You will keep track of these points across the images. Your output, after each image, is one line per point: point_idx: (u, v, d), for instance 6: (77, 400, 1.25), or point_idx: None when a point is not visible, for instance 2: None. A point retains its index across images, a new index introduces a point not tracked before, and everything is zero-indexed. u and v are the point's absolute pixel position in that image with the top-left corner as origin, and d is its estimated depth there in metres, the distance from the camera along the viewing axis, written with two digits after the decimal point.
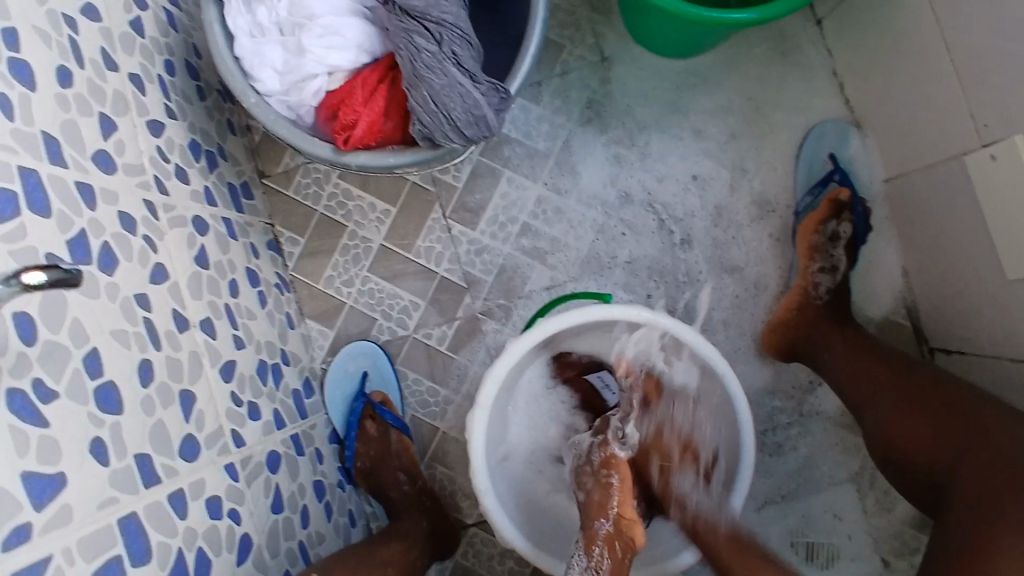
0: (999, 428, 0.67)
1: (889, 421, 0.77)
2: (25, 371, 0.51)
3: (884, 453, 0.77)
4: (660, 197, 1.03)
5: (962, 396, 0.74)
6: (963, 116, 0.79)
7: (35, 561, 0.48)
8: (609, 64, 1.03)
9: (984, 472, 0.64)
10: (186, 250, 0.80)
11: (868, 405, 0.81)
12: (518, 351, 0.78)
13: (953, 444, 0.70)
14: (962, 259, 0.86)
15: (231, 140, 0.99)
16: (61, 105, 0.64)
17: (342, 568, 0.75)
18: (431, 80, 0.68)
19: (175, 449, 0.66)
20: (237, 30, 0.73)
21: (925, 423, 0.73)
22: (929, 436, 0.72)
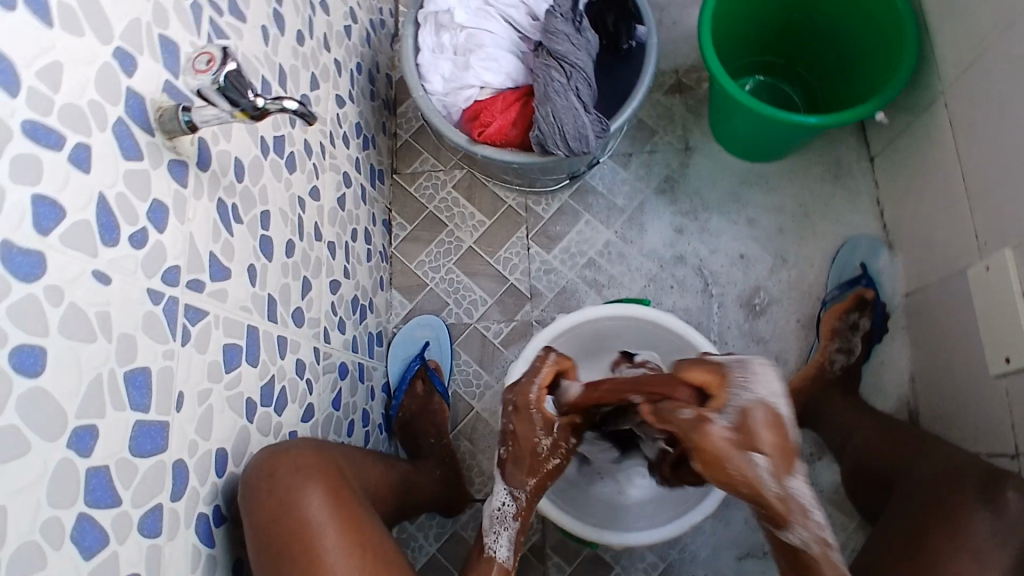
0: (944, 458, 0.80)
1: (867, 457, 0.90)
2: (230, 195, 0.73)
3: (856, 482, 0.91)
4: (709, 266, 1.21)
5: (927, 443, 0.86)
6: (968, 236, 0.96)
7: (201, 308, 0.66)
8: (691, 152, 1.26)
9: (923, 490, 0.77)
10: (333, 189, 1.04)
11: (852, 447, 0.94)
12: (560, 326, 0.97)
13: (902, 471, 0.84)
14: (956, 359, 0.99)
15: (381, 136, 1.26)
16: (294, 54, 0.91)
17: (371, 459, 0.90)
18: (554, 101, 0.91)
19: (290, 310, 0.85)
20: (424, 46, 1.01)
21: (895, 460, 0.87)
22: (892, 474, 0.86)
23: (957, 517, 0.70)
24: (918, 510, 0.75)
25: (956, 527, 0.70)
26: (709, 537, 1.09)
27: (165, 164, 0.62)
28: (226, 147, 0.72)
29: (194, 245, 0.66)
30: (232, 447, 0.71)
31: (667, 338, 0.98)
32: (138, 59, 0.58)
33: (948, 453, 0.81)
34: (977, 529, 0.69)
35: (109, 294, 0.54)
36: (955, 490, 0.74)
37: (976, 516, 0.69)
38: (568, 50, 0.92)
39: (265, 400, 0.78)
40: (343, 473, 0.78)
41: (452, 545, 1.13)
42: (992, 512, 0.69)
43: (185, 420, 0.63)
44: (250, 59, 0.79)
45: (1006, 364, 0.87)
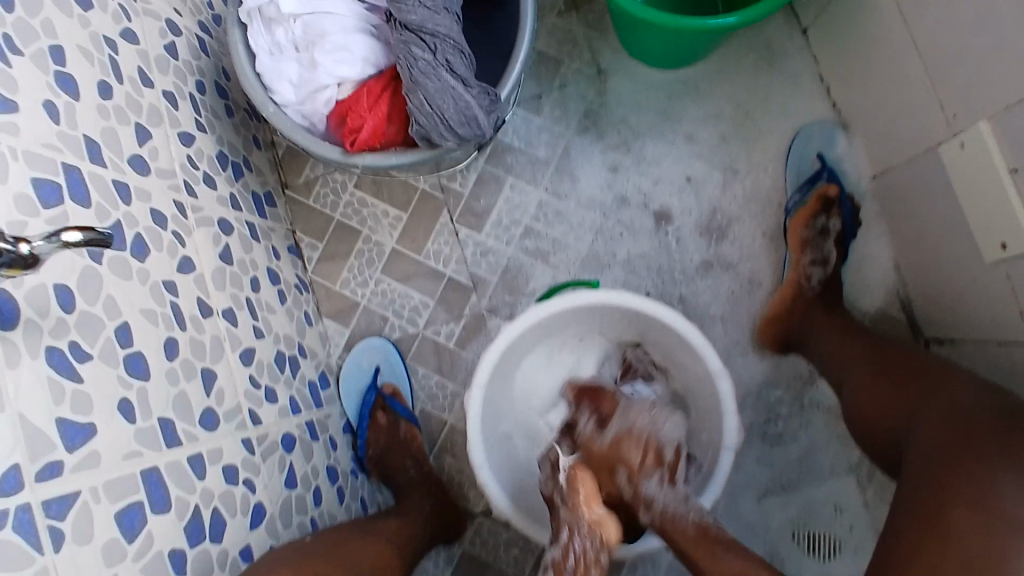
0: (952, 398, 0.69)
1: (864, 397, 0.78)
2: (63, 334, 0.59)
3: (853, 421, 0.79)
4: (656, 200, 1.08)
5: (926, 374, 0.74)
6: (932, 108, 0.83)
7: (66, 494, 0.54)
8: (605, 76, 1.10)
9: (934, 431, 0.66)
10: (212, 247, 0.88)
11: (848, 379, 0.83)
12: (513, 332, 0.83)
13: (909, 409, 0.72)
14: (947, 249, 0.89)
15: (257, 153, 1.09)
16: (101, 114, 0.75)
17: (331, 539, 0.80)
18: (425, 85, 0.75)
19: (195, 418, 0.73)
20: (258, 48, 0.83)
21: (893, 395, 0.75)
22: (893, 411, 0.74)
23: (980, 481, 0.59)
24: (929, 467, 0.63)
25: (980, 495, 0.58)
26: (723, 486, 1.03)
27: None
28: (34, 281, 0.57)
29: (27, 427, 0.53)
30: None
31: (632, 315, 0.86)
32: None
33: (954, 390, 0.70)
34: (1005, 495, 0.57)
35: None
36: (971, 440, 0.62)
37: (1000, 476, 0.58)
38: (423, 18, 0.75)
39: (194, 539, 0.66)
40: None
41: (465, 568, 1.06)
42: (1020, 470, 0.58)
43: None
44: (36, 153, 0.63)
45: (1004, 251, 0.77)
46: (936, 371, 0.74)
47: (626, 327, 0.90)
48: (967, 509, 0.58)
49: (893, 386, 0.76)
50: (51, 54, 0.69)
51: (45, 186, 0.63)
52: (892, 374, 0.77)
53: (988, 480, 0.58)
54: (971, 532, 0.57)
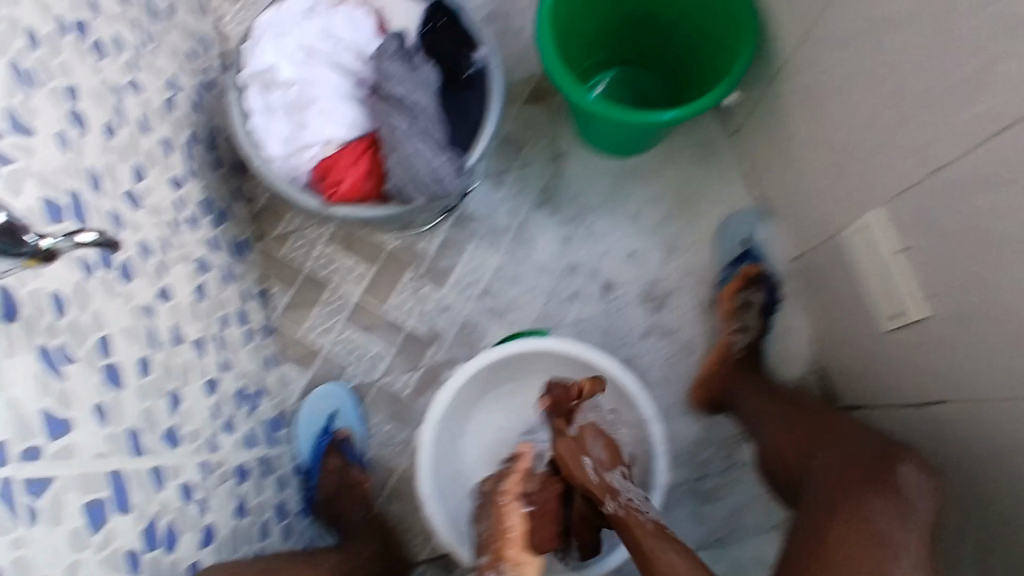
0: (845, 440, 0.79)
1: (773, 439, 0.89)
2: (54, 336, 0.65)
3: (766, 462, 0.89)
4: (603, 270, 1.19)
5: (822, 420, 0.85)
6: (839, 200, 0.98)
7: (42, 477, 0.59)
8: (562, 159, 1.24)
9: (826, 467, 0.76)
10: (188, 282, 0.94)
11: (761, 426, 0.93)
12: (465, 373, 0.91)
13: (807, 449, 0.82)
14: (852, 320, 1.02)
15: (237, 205, 1.17)
16: (105, 151, 0.82)
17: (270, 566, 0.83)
18: (402, 147, 0.87)
19: (160, 433, 0.77)
20: (252, 108, 0.92)
21: (800, 440, 0.85)
22: (795, 452, 0.84)
23: (859, 505, 0.67)
24: (820, 496, 0.72)
25: (859, 516, 0.67)
26: None
27: None
28: (34, 285, 0.64)
29: (18, 411, 0.58)
30: None
31: (575, 365, 0.95)
32: None
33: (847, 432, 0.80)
34: (880, 516, 0.66)
35: None
36: (855, 471, 0.72)
37: (876, 500, 0.67)
38: (407, 92, 0.89)
39: (150, 543, 0.70)
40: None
41: None
42: (893, 496, 0.67)
43: None
44: (48, 176, 0.71)
45: (896, 319, 0.91)
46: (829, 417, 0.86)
47: (570, 378, 0.98)
48: (848, 528, 0.66)
49: (795, 432, 0.86)
50: (68, 95, 0.78)
51: (52, 206, 0.71)
52: (795, 421, 0.88)
53: (865, 504, 0.67)
54: (850, 547, 0.65)
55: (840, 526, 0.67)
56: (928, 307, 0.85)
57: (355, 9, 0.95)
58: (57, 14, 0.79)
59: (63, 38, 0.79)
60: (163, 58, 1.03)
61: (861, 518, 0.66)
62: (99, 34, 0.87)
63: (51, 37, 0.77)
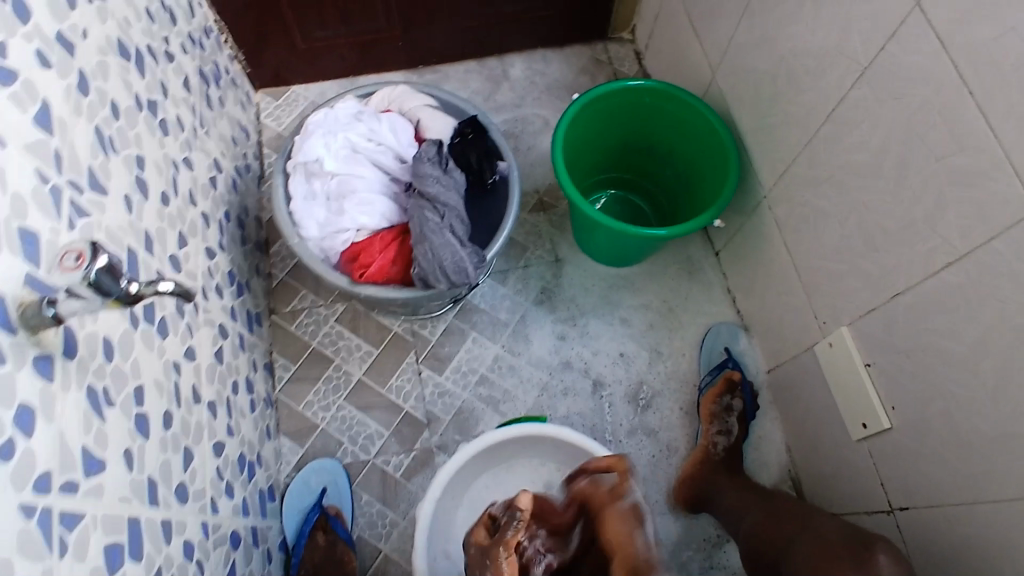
0: (827, 532, 0.85)
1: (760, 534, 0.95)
2: (101, 378, 0.69)
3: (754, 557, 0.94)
4: (594, 367, 1.27)
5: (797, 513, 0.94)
6: (808, 319, 1.09)
7: (76, 512, 0.60)
8: (561, 263, 1.35)
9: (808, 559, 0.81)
10: (209, 345, 0.99)
11: (745, 520, 1.00)
12: (465, 454, 0.95)
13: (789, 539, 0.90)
14: (824, 430, 1.10)
15: (256, 278, 1.23)
16: (159, 216, 0.89)
17: None
18: (431, 239, 0.95)
19: (172, 487, 0.79)
20: (296, 193, 1.02)
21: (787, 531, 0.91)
22: (779, 541, 0.91)
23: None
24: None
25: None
26: None
27: (30, 362, 0.58)
28: (92, 327, 0.68)
29: (64, 442, 0.61)
30: None
31: (571, 451, 1.00)
32: None
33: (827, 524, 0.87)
34: None
35: None
36: (836, 558, 0.78)
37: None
38: (438, 191, 0.98)
39: None
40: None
41: None
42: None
43: None
44: (113, 232, 0.77)
45: (865, 430, 0.99)
46: (803, 510, 0.94)
47: (564, 465, 1.02)
48: None
49: (777, 525, 0.94)
50: (137, 163, 0.85)
51: None
52: (776, 514, 0.96)
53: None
54: None
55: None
56: (889, 419, 0.94)
57: (397, 116, 1.08)
58: (137, 93, 0.88)
59: (139, 113, 0.88)
60: (212, 141, 1.13)
61: None
62: (166, 113, 0.96)
63: (130, 111, 0.86)
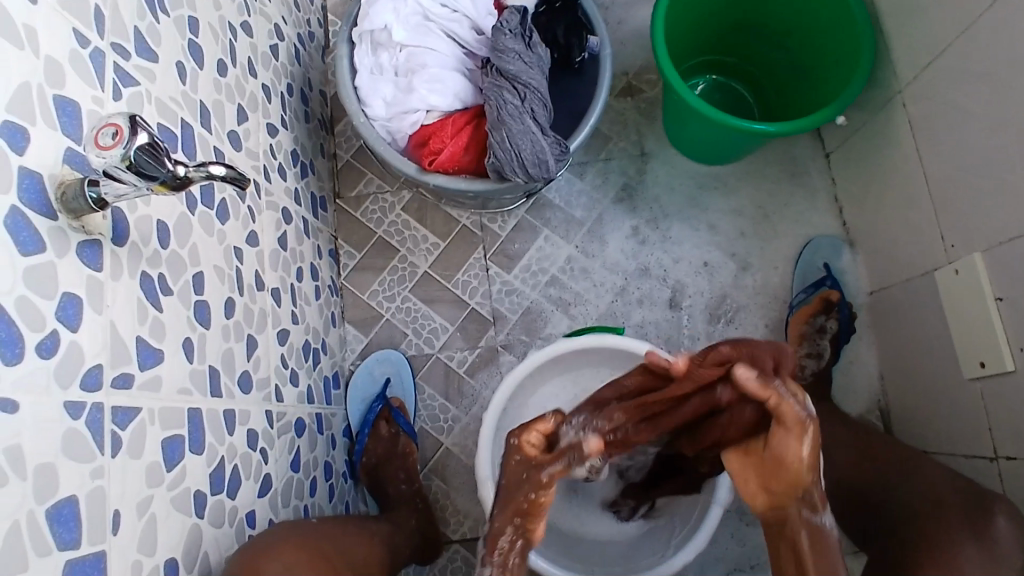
0: (926, 481, 0.77)
1: (835, 471, 0.87)
2: (156, 265, 0.65)
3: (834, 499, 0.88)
4: (674, 275, 1.18)
5: (898, 454, 0.83)
6: (933, 238, 0.95)
7: (131, 407, 0.59)
8: (647, 158, 1.22)
9: (913, 521, 0.72)
10: (272, 230, 0.94)
11: (827, 454, 0.91)
12: (537, 360, 0.91)
13: (887, 485, 0.80)
14: (928, 361, 0.99)
15: (320, 160, 1.17)
16: (216, 87, 0.82)
17: (329, 525, 0.82)
18: (509, 125, 0.84)
19: (236, 377, 0.78)
20: (362, 66, 0.93)
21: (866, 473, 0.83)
22: (870, 486, 0.82)
23: (948, 555, 0.66)
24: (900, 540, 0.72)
25: (948, 559, 0.66)
26: (696, 557, 1.07)
27: (73, 249, 0.53)
28: (144, 211, 0.64)
29: (116, 334, 0.58)
30: (183, 552, 0.63)
31: None
32: (30, 131, 0.49)
33: (924, 471, 0.79)
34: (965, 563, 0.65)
35: (17, 426, 0.46)
36: (941, 521, 0.70)
37: (965, 548, 0.66)
38: (520, 69, 0.86)
39: (215, 487, 0.70)
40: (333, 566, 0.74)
41: None
42: (980, 544, 0.66)
43: (125, 542, 0.55)
44: (164, 103, 0.70)
45: (981, 369, 0.88)
46: (902, 451, 0.84)
47: None
48: None
49: (873, 465, 0.84)
50: (190, 26, 0.77)
51: (166, 132, 0.70)
52: (871, 454, 0.86)
53: (955, 551, 0.66)
54: None
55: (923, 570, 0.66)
56: (1014, 360, 0.82)
57: None
58: None
59: None
60: (272, 4, 1.02)
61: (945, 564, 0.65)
62: None
63: None
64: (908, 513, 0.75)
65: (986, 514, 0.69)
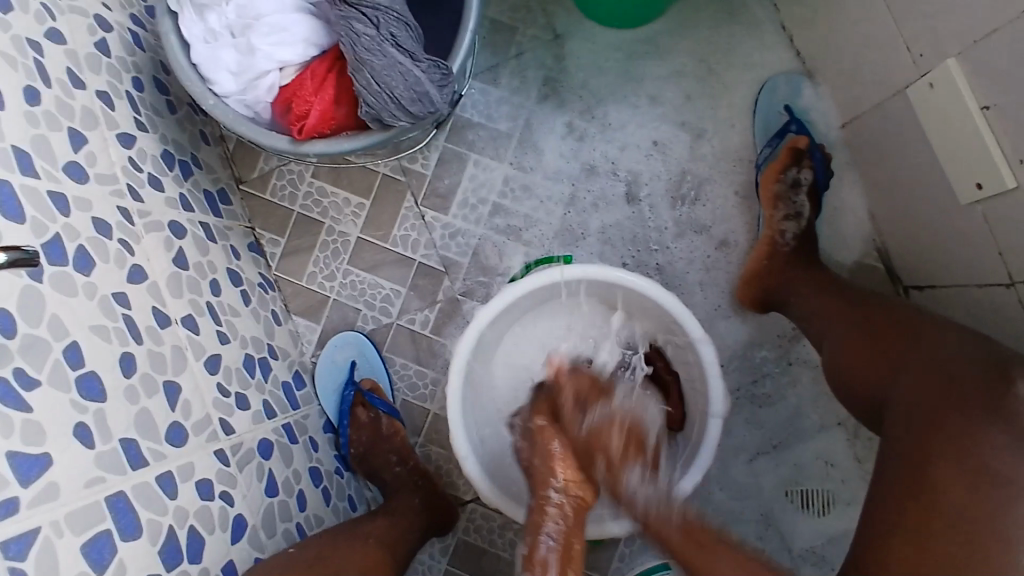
0: (933, 348, 0.71)
1: (846, 354, 0.80)
2: (6, 361, 0.55)
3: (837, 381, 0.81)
4: (625, 165, 1.05)
5: (904, 323, 0.77)
6: (899, 50, 0.83)
7: (23, 532, 0.52)
8: (563, 40, 1.06)
9: (923, 401, 0.67)
10: (164, 253, 0.83)
11: (826, 335, 0.84)
12: (490, 312, 0.82)
13: (892, 362, 0.74)
14: (917, 190, 0.89)
15: (205, 149, 1.03)
16: (30, 121, 0.68)
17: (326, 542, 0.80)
18: (371, 63, 0.72)
19: (161, 434, 0.70)
20: (192, 37, 0.76)
21: (875, 359, 0.76)
22: (874, 365, 0.76)
23: (972, 438, 0.62)
24: (910, 435, 0.66)
25: (972, 454, 0.61)
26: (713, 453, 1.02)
27: None
28: None
29: None
30: None
31: (609, 286, 0.85)
32: None
33: (941, 343, 0.71)
34: (992, 444, 0.61)
35: None
36: (956, 395, 0.65)
37: (990, 431, 0.61)
38: None
39: (171, 561, 0.65)
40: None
41: (460, 556, 1.05)
42: (1007, 424, 0.61)
43: None
44: None
45: (979, 191, 0.77)
46: (906, 317, 0.78)
47: (605, 298, 0.89)
48: (963, 466, 0.61)
49: (875, 342, 0.77)
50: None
51: None
52: (873, 330, 0.79)
53: (979, 441, 0.62)
54: (961, 488, 0.61)
55: (946, 470, 0.62)
56: (1015, 175, 0.72)
57: None
58: None
59: None
60: None
61: (973, 450, 0.61)
62: None
63: None
64: (916, 401, 0.68)
65: (1004, 384, 0.63)
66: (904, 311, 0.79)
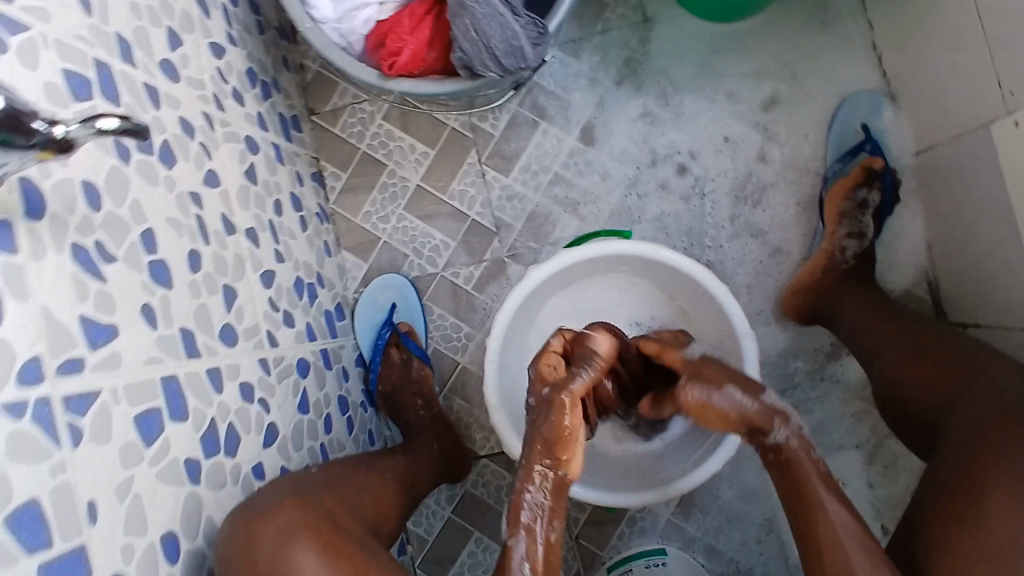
0: (993, 380, 0.71)
1: (899, 375, 0.81)
2: (90, 232, 0.58)
3: (888, 398, 0.81)
4: (691, 157, 1.06)
5: (968, 353, 0.77)
6: (991, 82, 0.82)
7: (86, 392, 0.54)
8: (651, 24, 1.07)
9: (977, 427, 0.67)
10: (237, 164, 0.86)
11: (880, 358, 0.85)
12: (539, 277, 0.83)
13: (950, 391, 0.74)
14: (981, 226, 0.88)
15: (285, 75, 1.06)
16: (134, 14, 0.70)
17: (334, 471, 0.80)
18: (473, 10, 0.73)
19: (215, 332, 0.73)
20: None
21: (931, 381, 0.77)
22: (931, 394, 0.76)
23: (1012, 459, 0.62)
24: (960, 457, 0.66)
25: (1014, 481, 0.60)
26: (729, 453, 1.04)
27: None
28: (60, 174, 0.55)
29: (51, 319, 0.52)
30: (181, 525, 0.62)
31: (655, 266, 0.87)
32: None
33: (1003, 376, 0.71)
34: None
35: None
36: (1008, 423, 0.65)
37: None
38: None
39: (208, 450, 0.67)
40: (337, 523, 0.71)
41: (465, 506, 1.07)
42: None
43: (107, 529, 0.53)
44: (69, 44, 0.59)
45: None
46: (970, 349, 0.78)
47: (649, 278, 0.91)
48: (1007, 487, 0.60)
49: (935, 368, 0.78)
50: None
51: (77, 78, 0.59)
52: (930, 356, 0.80)
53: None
54: (1004, 506, 0.60)
55: (995, 490, 0.61)
56: None
57: None
58: None
59: None
60: None
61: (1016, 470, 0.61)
62: None
63: None
64: (971, 427, 0.68)
65: None
66: (969, 344, 0.79)
